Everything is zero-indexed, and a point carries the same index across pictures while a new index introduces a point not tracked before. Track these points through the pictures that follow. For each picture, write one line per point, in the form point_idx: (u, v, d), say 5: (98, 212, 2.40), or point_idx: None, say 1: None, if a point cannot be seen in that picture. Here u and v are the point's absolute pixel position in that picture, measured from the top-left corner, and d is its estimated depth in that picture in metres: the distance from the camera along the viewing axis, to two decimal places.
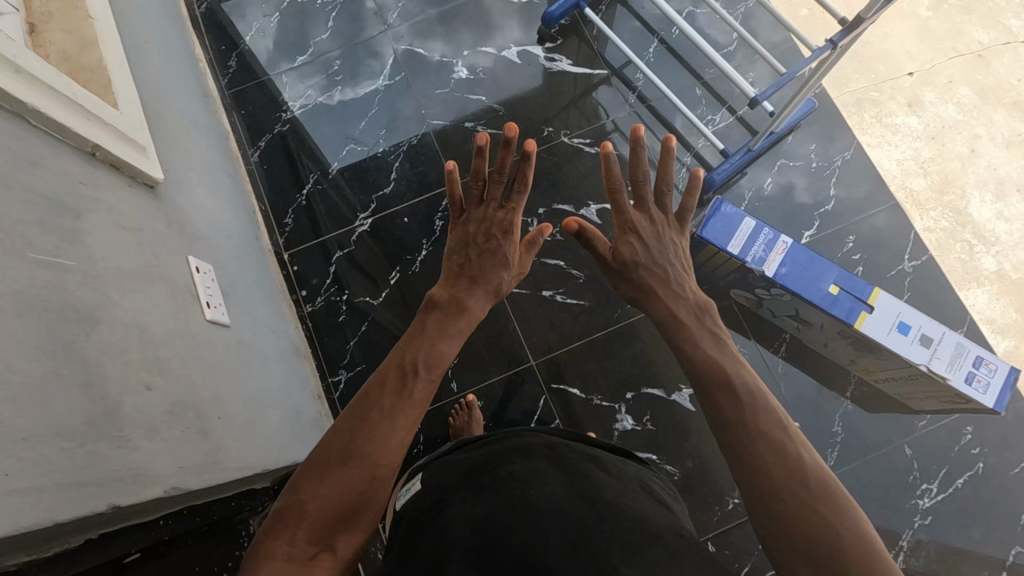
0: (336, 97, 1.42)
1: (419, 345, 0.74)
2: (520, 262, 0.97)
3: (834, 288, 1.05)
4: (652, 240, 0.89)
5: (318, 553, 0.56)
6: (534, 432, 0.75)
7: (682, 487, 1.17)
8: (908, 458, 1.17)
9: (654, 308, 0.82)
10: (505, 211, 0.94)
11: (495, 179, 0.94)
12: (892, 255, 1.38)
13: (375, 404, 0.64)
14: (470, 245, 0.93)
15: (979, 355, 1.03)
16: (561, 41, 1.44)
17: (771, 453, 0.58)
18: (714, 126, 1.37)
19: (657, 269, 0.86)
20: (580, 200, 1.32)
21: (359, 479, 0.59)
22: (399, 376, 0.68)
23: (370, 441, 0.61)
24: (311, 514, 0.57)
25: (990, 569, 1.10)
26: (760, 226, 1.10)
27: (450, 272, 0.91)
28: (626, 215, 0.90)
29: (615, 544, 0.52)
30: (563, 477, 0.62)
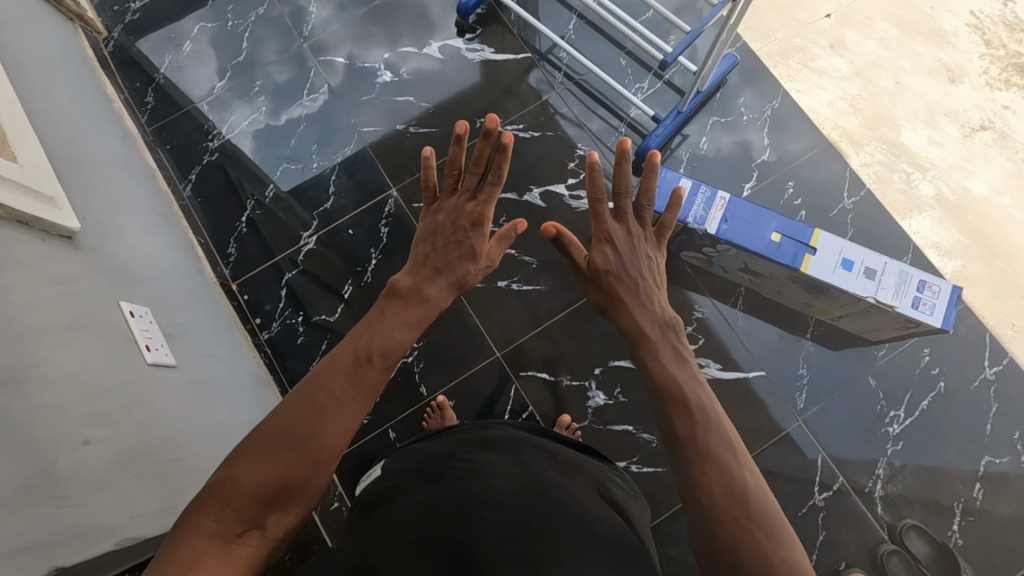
0: (283, 116, 1.39)
1: (378, 331, 0.75)
2: (488, 256, 0.94)
3: (776, 236, 1.07)
4: (625, 249, 0.88)
5: (248, 529, 0.57)
6: (501, 425, 0.77)
7: (662, 452, 1.18)
8: (874, 389, 1.20)
9: (619, 316, 0.84)
10: (477, 203, 0.92)
11: (473, 171, 0.92)
12: (833, 194, 1.41)
13: (325, 388, 0.65)
14: (437, 235, 0.91)
15: (922, 279, 1.04)
16: (480, 31, 1.43)
17: (716, 474, 0.61)
18: (643, 94, 1.37)
19: (628, 279, 0.86)
20: (523, 186, 1.32)
21: (304, 463, 0.60)
22: (352, 361, 0.69)
23: (319, 426, 0.62)
24: (242, 491, 0.57)
25: (965, 482, 1.14)
26: (697, 185, 1.10)
27: (415, 260, 0.89)
28: (604, 223, 0.90)
29: (542, 536, 0.53)
30: (514, 471, 0.63)
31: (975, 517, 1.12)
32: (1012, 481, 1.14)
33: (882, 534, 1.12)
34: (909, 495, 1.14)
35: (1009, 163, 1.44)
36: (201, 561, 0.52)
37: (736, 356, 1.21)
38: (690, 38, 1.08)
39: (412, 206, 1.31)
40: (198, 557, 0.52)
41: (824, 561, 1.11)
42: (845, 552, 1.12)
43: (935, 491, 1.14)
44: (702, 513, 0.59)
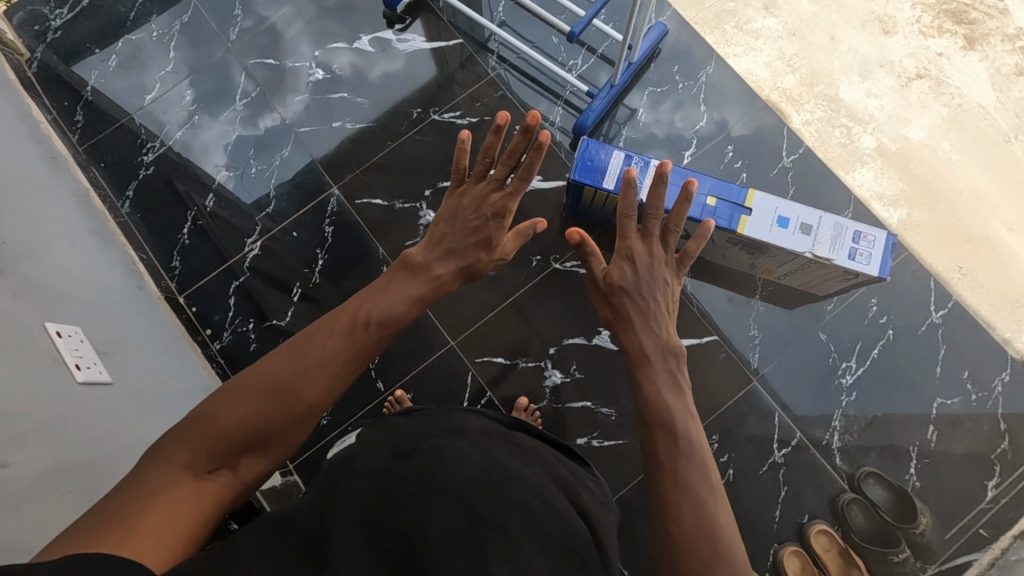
0: (262, 125, 1.36)
1: (373, 300, 0.83)
2: (504, 249, 0.98)
3: (711, 200, 1.07)
4: (644, 270, 0.89)
5: (218, 469, 0.65)
6: (471, 413, 0.77)
7: (622, 425, 1.19)
8: (824, 343, 1.21)
9: (621, 333, 0.87)
10: (504, 195, 0.96)
11: (505, 164, 0.97)
12: (772, 154, 1.41)
13: (317, 346, 0.73)
14: (458, 217, 0.97)
15: (856, 230, 1.05)
16: (409, 21, 1.41)
17: (690, 506, 0.67)
18: (577, 71, 1.37)
19: (640, 301, 0.87)
20: None
21: (279, 414, 0.68)
22: (347, 326, 0.77)
23: (301, 382, 0.70)
24: (220, 430, 0.65)
25: (918, 426, 1.16)
26: (629, 156, 1.10)
27: (432, 238, 0.96)
28: (626, 240, 0.92)
29: (494, 535, 0.55)
30: (477, 464, 0.64)
31: (931, 459, 1.15)
32: (963, 420, 1.16)
33: (842, 484, 1.14)
34: (866, 443, 1.16)
35: (946, 108, 1.46)
36: (167, 491, 0.60)
37: (688, 322, 1.23)
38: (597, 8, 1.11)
39: (354, 203, 1.30)
40: (165, 487, 0.60)
41: (787, 515, 1.14)
42: (807, 505, 1.14)
43: (890, 437, 1.16)
44: (673, 545, 0.65)
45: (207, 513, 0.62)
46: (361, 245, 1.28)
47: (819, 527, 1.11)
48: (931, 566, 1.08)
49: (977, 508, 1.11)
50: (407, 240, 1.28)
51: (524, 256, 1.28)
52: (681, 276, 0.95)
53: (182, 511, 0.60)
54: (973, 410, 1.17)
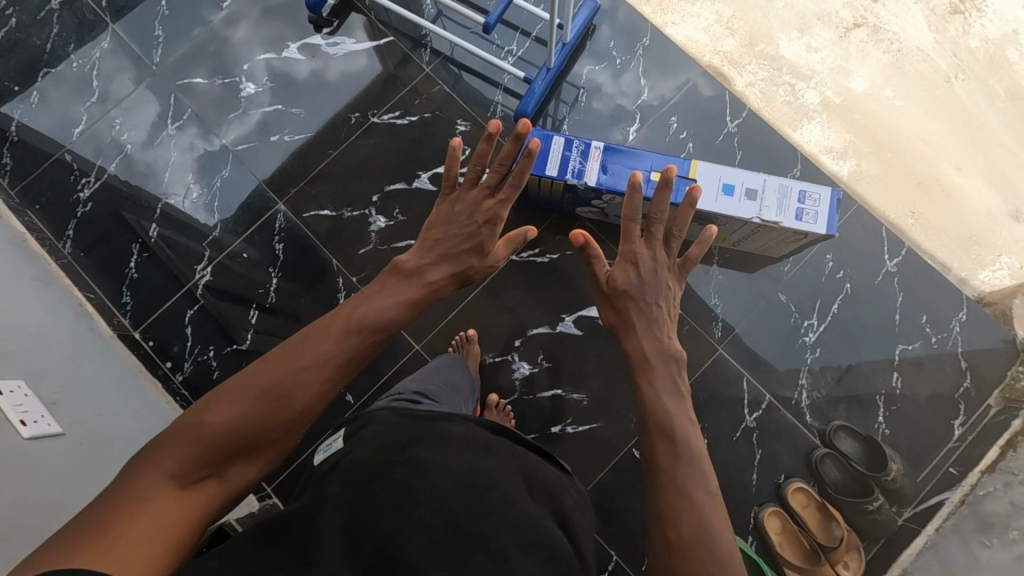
0: (221, 138, 1.32)
1: (364, 303, 0.84)
2: (496, 256, 1.00)
3: (655, 175, 1.07)
4: (647, 274, 0.89)
5: (205, 476, 0.67)
6: (461, 419, 0.77)
7: (594, 408, 1.20)
8: (785, 303, 1.22)
9: (626, 339, 0.87)
10: (496, 202, 0.96)
11: (497, 171, 0.95)
12: (715, 122, 1.31)
13: (308, 352, 0.75)
14: (452, 223, 0.96)
15: (801, 190, 1.05)
16: (337, 23, 1.37)
17: (685, 510, 0.70)
18: (513, 57, 1.34)
19: (643, 305, 0.88)
20: (410, 173, 1.29)
21: (267, 421, 0.70)
22: (340, 332, 0.79)
23: (291, 388, 0.72)
24: (209, 436, 0.67)
25: (883, 374, 1.18)
26: (569, 140, 1.09)
27: (425, 245, 0.95)
28: (630, 244, 0.91)
29: (476, 546, 0.55)
30: (456, 469, 0.63)
31: (898, 406, 1.17)
32: (925, 364, 1.18)
33: (815, 441, 1.16)
34: (833, 398, 1.18)
35: (886, 55, 1.45)
36: (154, 499, 0.62)
37: None
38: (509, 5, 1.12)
39: (302, 217, 1.28)
40: (152, 496, 0.62)
41: (764, 478, 1.15)
42: (782, 465, 1.16)
43: (856, 388, 1.18)
44: (670, 547, 0.68)
45: (193, 521, 0.64)
46: (313, 258, 1.26)
47: (796, 485, 1.13)
48: (906, 509, 1.10)
49: (945, 448, 1.14)
50: (360, 249, 1.26)
51: None
52: (683, 279, 0.94)
53: (167, 519, 0.62)
54: (934, 352, 1.19)
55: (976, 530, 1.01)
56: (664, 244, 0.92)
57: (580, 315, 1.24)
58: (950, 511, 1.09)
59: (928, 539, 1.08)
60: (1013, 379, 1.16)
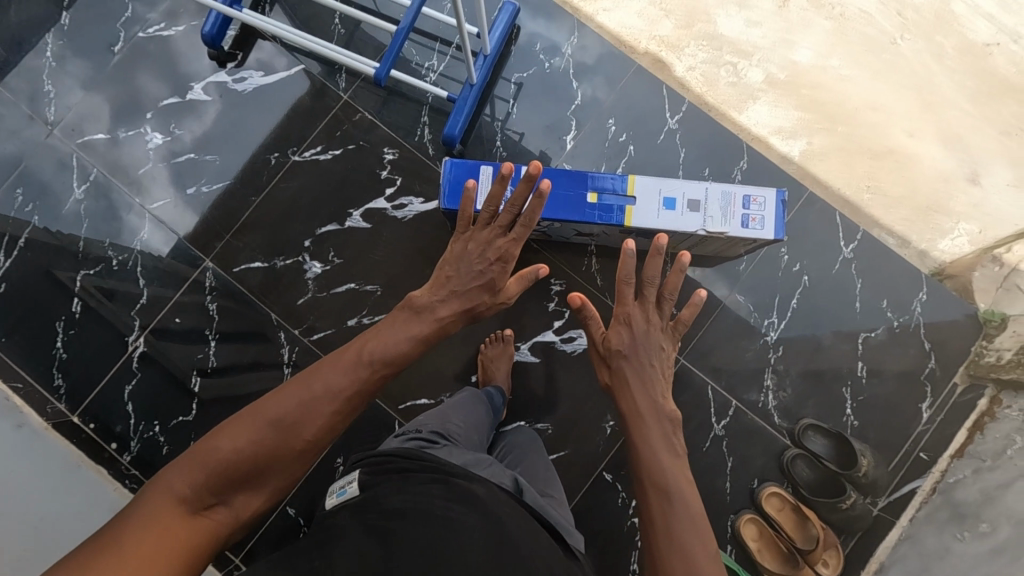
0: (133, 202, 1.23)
1: (376, 337, 0.82)
2: (507, 293, 0.94)
3: (593, 196, 1.01)
4: (641, 333, 0.88)
5: (214, 503, 0.65)
6: (481, 481, 0.69)
7: (560, 436, 1.16)
8: (743, 304, 1.18)
9: (620, 396, 0.86)
10: (508, 240, 0.92)
11: (509, 211, 0.92)
12: (657, 117, 1.23)
13: (319, 380, 0.74)
14: (463, 261, 0.92)
15: (744, 195, 1.00)
16: (241, 55, 1.27)
17: (680, 565, 0.67)
18: (435, 73, 1.25)
19: (637, 364, 0.86)
20: (341, 213, 1.21)
21: (277, 451, 0.69)
22: (352, 364, 0.77)
23: (300, 419, 0.70)
24: (218, 460, 0.66)
25: (848, 365, 1.16)
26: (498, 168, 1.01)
27: (437, 280, 0.92)
28: (623, 304, 0.90)
29: None
30: (485, 537, 0.58)
31: (865, 396, 1.15)
32: (890, 350, 1.16)
33: (786, 441, 1.14)
34: (800, 396, 1.15)
35: (829, 21, 1.38)
36: (159, 520, 0.61)
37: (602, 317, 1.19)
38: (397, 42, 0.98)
39: (232, 272, 1.20)
40: (158, 518, 0.61)
41: (738, 485, 1.13)
42: (755, 469, 1.14)
43: (823, 384, 1.15)
44: None
45: (198, 548, 0.62)
46: (251, 315, 1.20)
47: (770, 490, 1.11)
48: (880, 499, 1.09)
49: (915, 433, 1.12)
50: (299, 299, 1.20)
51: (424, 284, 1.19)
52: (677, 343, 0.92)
53: (171, 542, 0.60)
54: (896, 337, 1.16)
55: (949, 521, 1.01)
56: (656, 305, 0.91)
57: (535, 341, 1.19)
58: (922, 500, 1.08)
59: (903, 530, 1.08)
60: (977, 355, 1.14)
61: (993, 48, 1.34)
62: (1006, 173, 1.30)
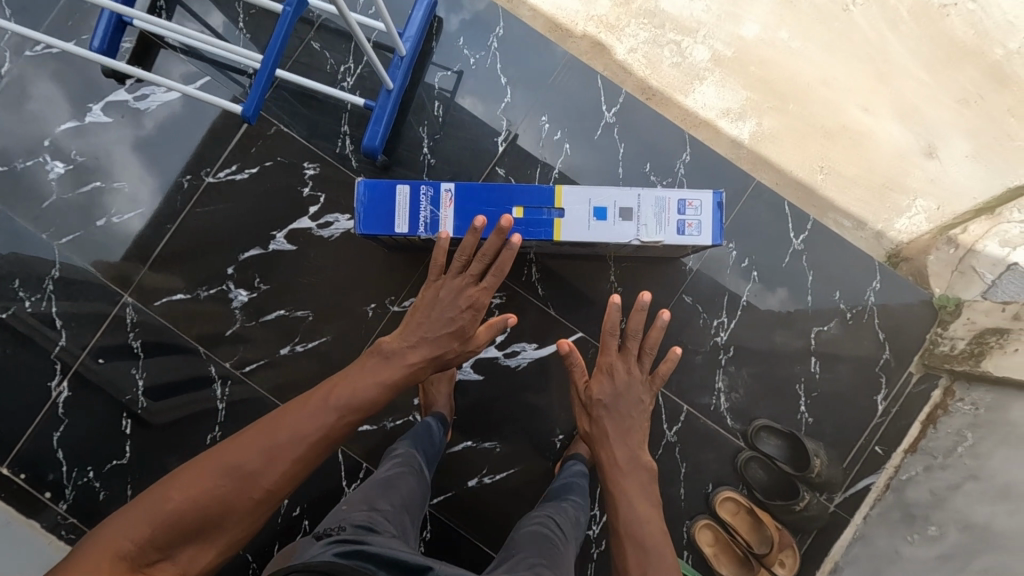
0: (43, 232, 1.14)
1: (345, 382, 0.80)
2: (476, 342, 0.92)
3: (519, 211, 0.94)
4: (621, 386, 0.97)
5: (160, 559, 0.62)
6: None
7: (509, 453, 1.14)
8: (691, 306, 1.13)
9: (601, 446, 0.93)
10: (479, 288, 0.91)
11: (480, 261, 0.91)
12: (592, 111, 1.16)
13: (286, 426, 0.72)
14: (436, 307, 0.90)
15: (678, 199, 0.94)
16: (141, 70, 1.17)
17: None
18: (352, 75, 1.16)
19: (618, 417, 0.94)
20: (264, 235, 1.14)
21: (233, 502, 0.66)
22: (319, 411, 0.75)
23: (259, 467, 0.68)
24: (168, 512, 0.62)
25: (800, 361, 1.12)
26: (415, 186, 0.94)
27: (408, 325, 0.90)
28: (607, 356, 0.99)
29: None
30: None
31: (819, 393, 1.11)
32: (843, 343, 1.12)
33: (739, 443, 1.11)
34: (753, 396, 1.12)
35: None
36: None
37: (546, 328, 1.15)
38: (260, 81, 0.85)
39: (155, 306, 1.14)
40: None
41: (692, 491, 1.11)
42: (710, 473, 1.11)
43: (775, 383, 1.12)
44: None
45: None
46: (178, 350, 1.14)
47: (725, 495, 1.09)
48: (835, 496, 1.08)
49: (870, 427, 1.10)
50: (227, 330, 1.14)
51: (358, 306, 1.14)
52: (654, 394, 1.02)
53: None
54: (849, 330, 1.13)
55: (900, 521, 1.00)
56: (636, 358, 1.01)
57: (477, 358, 1.15)
58: (876, 497, 1.06)
59: (857, 528, 1.06)
60: (932, 344, 1.10)
61: (949, 9, 1.26)
62: (964, 144, 1.24)
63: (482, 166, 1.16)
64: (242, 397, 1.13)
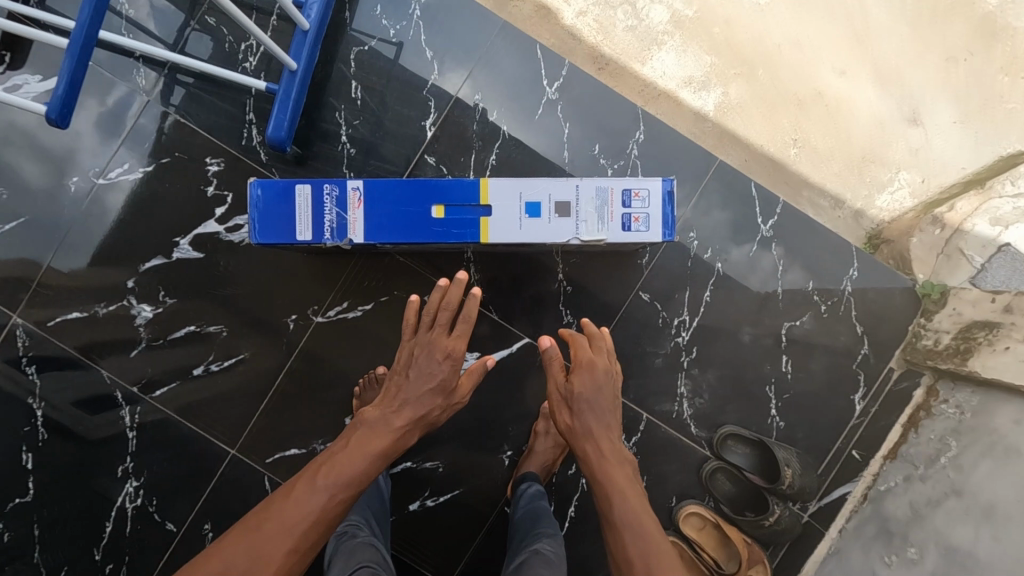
0: None
1: (328, 461, 0.73)
2: (460, 394, 0.86)
3: (439, 211, 0.82)
4: (603, 381, 0.86)
5: None
6: None
7: (454, 473, 1.03)
8: (648, 304, 1.02)
9: (584, 440, 0.82)
10: (455, 337, 0.83)
11: (448, 310, 0.83)
12: (530, 88, 1.03)
13: (269, 523, 0.66)
14: (415, 365, 0.82)
15: (622, 190, 0.82)
16: (10, 56, 1.01)
17: None
18: (254, 55, 1.02)
19: (599, 410, 0.83)
20: (166, 242, 1.02)
21: None
22: (303, 499, 0.68)
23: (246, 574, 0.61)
24: None
25: (770, 361, 1.02)
26: (317, 187, 0.81)
27: (387, 391, 0.82)
28: (583, 352, 0.88)
29: None
30: None
31: (791, 395, 1.01)
32: (817, 339, 1.02)
33: (705, 453, 1.01)
34: (718, 402, 1.01)
35: None
36: None
37: (489, 334, 1.03)
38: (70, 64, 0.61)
39: (47, 327, 1.00)
40: None
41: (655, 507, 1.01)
42: (673, 486, 1.01)
43: (743, 385, 1.01)
44: None
45: None
46: (77, 376, 1.01)
47: (689, 510, 0.99)
48: (810, 504, 0.99)
49: (846, 430, 1.00)
50: (131, 351, 1.01)
51: (278, 318, 1.02)
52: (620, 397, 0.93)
53: None
54: (825, 324, 1.02)
55: (876, 537, 0.91)
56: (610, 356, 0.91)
57: None
58: (853, 509, 0.97)
59: (832, 542, 0.97)
60: (914, 337, 1.00)
61: None
62: (952, 109, 1.11)
63: (408, 155, 1.03)
64: (154, 424, 1.02)
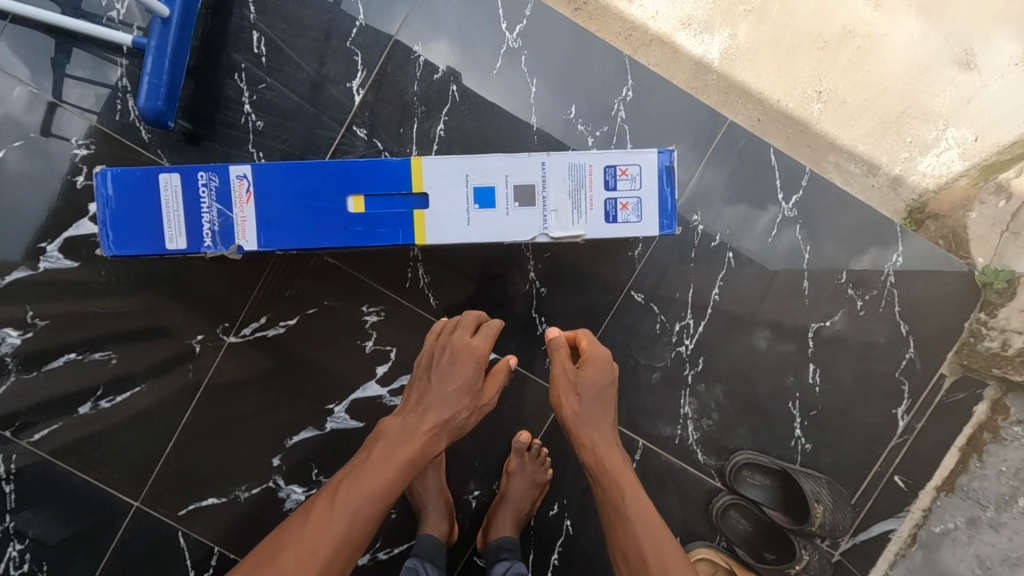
0: None
1: (348, 477, 0.61)
2: (493, 393, 0.71)
3: (358, 203, 0.61)
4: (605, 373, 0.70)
5: None
6: None
7: (410, 519, 0.84)
8: (642, 306, 0.82)
9: (590, 431, 0.68)
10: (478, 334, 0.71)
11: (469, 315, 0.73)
12: (485, 36, 0.81)
13: (288, 548, 0.56)
14: (435, 367, 0.69)
15: (605, 167, 0.61)
16: None
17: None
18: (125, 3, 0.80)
19: (605, 401, 0.70)
20: (30, 247, 0.80)
21: None
22: (324, 519, 0.57)
23: None
24: None
25: (794, 371, 0.82)
26: (190, 176, 0.60)
27: (408, 397, 0.69)
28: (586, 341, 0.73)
29: None
30: None
31: (819, 411, 0.82)
32: (853, 343, 0.82)
33: (715, 484, 0.82)
34: (732, 423, 0.82)
35: None
36: None
37: None
38: None
39: None
40: None
41: None
42: (677, 526, 0.83)
43: (762, 402, 0.82)
44: None
45: None
46: None
47: (699, 555, 0.81)
48: (841, 542, 0.81)
49: (887, 453, 0.82)
50: None
51: (181, 338, 0.82)
52: None
53: None
54: (860, 324, 0.82)
55: None
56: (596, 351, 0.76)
57: (354, 400, 0.83)
58: (898, 551, 0.80)
59: None
60: (972, 338, 0.81)
61: None
62: (1013, 47, 0.89)
63: (332, 127, 0.81)
64: (34, 474, 0.82)
